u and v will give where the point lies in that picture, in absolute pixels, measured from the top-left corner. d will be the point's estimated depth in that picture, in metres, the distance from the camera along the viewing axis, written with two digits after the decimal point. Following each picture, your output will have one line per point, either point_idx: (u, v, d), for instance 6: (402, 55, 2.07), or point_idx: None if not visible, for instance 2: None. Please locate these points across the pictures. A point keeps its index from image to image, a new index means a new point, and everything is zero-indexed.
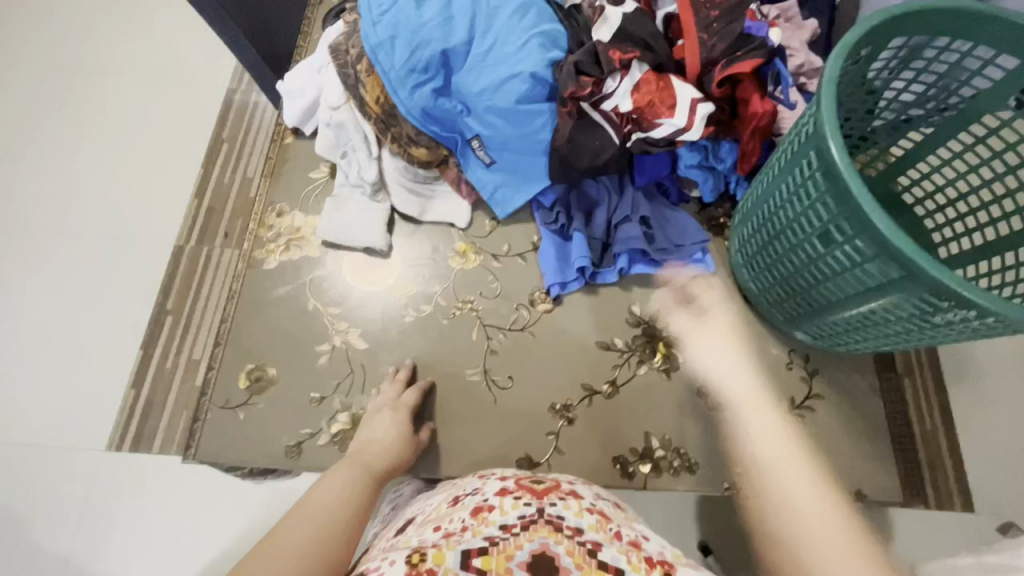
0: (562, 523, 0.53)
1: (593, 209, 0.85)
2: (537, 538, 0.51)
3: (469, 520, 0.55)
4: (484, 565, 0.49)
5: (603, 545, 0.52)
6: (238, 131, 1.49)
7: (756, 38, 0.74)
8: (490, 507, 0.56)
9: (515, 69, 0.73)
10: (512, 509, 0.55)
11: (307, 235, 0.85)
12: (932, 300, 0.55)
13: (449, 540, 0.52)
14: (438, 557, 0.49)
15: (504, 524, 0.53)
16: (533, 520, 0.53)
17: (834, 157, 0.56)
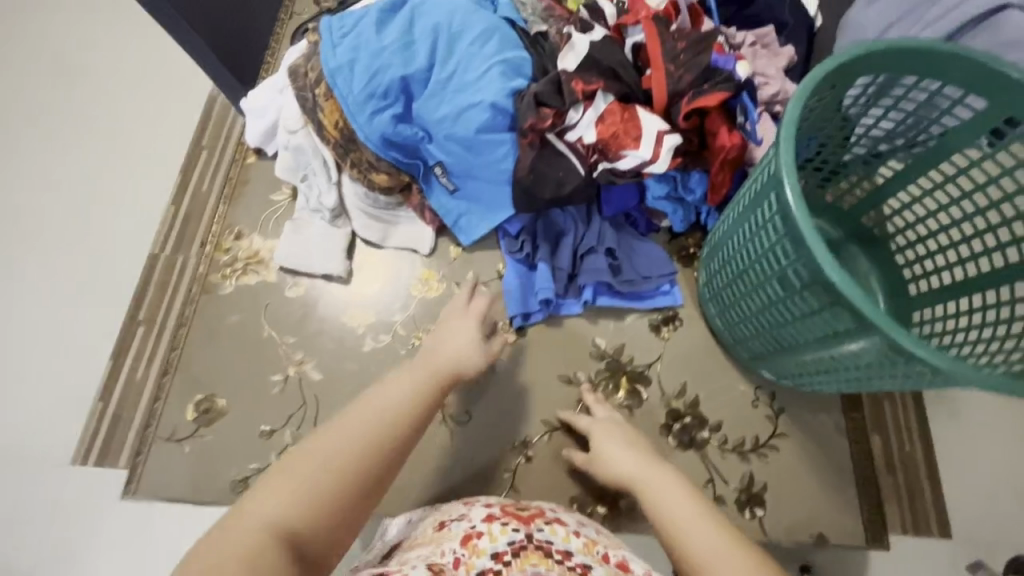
0: (552, 548, 0.51)
1: (560, 239, 0.83)
2: (529, 567, 0.48)
3: (461, 550, 0.51)
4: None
5: (593, 568, 0.50)
6: None
7: (722, 71, 0.73)
8: (478, 533, 0.52)
9: (475, 98, 0.71)
10: (501, 535, 0.51)
11: (264, 259, 0.83)
12: (886, 353, 0.54)
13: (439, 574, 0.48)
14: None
15: (495, 552, 0.50)
16: (522, 546, 0.51)
17: (790, 204, 0.55)
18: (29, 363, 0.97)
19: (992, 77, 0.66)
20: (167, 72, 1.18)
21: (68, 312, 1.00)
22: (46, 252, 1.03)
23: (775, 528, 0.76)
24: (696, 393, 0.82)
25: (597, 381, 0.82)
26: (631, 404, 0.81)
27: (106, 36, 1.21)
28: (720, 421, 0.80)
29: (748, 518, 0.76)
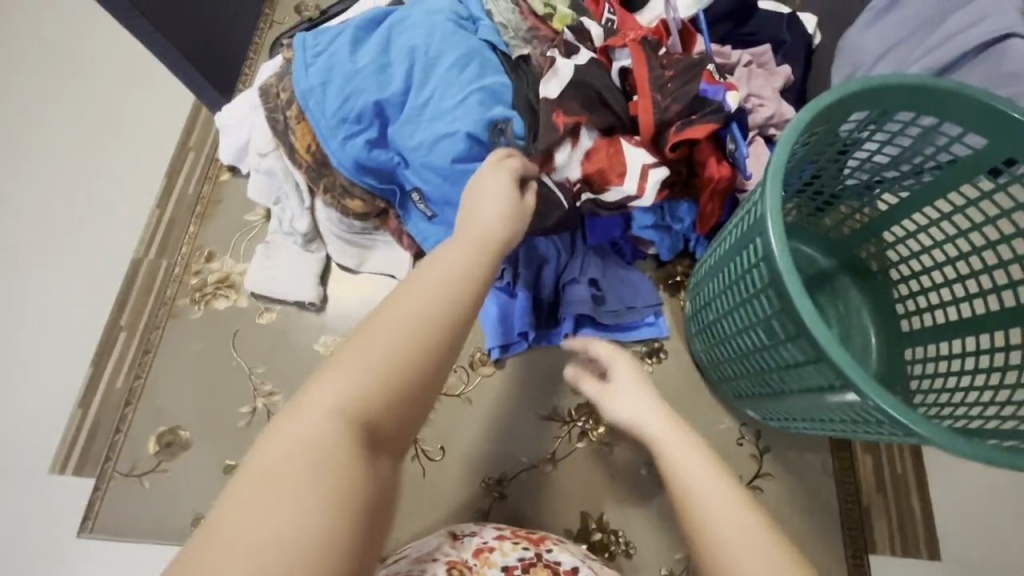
0: (559, 568, 0.55)
1: (540, 268, 0.80)
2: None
3: (473, 559, 0.55)
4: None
5: None
6: None
7: (712, 102, 0.69)
8: (490, 548, 0.56)
9: (452, 126, 0.68)
10: (511, 550, 0.56)
11: (235, 283, 0.80)
12: (870, 413, 0.52)
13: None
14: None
15: (506, 566, 0.54)
16: (532, 563, 0.55)
17: (774, 253, 0.52)
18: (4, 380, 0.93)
19: (989, 116, 0.63)
20: (149, 74, 1.13)
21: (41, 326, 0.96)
22: (23, 260, 1.00)
23: None
24: None
25: (577, 417, 0.80)
26: (611, 442, 0.78)
27: (85, 33, 1.16)
28: None
29: None
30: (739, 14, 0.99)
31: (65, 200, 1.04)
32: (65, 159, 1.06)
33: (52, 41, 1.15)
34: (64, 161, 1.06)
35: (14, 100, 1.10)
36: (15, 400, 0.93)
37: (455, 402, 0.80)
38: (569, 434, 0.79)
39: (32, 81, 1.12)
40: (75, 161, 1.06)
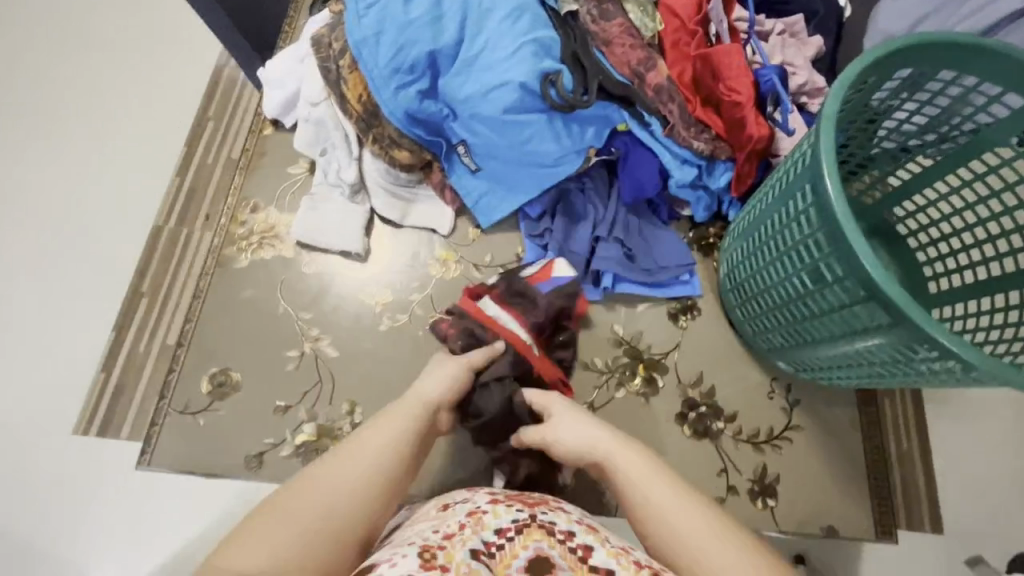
0: (555, 529, 0.49)
1: (578, 221, 0.82)
2: (532, 544, 0.49)
3: (466, 519, 0.50)
4: (486, 569, 0.47)
5: (594, 548, 0.48)
6: None
7: (765, 82, 0.78)
8: (483, 510, 0.51)
9: (504, 77, 0.70)
10: (504, 513, 0.50)
11: (280, 233, 0.81)
12: (916, 345, 0.55)
13: (451, 540, 0.48)
14: (446, 555, 0.46)
15: (498, 528, 0.50)
16: (526, 523, 0.49)
17: (828, 196, 0.54)
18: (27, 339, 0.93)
19: None
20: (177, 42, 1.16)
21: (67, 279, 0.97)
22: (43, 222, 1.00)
23: (786, 518, 0.77)
24: (712, 383, 0.82)
25: (614, 368, 0.81)
26: (647, 392, 0.80)
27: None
28: (734, 412, 0.80)
29: (760, 508, 0.77)
30: None
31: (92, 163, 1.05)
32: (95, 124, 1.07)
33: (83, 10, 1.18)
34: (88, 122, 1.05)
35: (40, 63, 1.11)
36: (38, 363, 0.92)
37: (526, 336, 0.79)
38: (606, 384, 0.81)
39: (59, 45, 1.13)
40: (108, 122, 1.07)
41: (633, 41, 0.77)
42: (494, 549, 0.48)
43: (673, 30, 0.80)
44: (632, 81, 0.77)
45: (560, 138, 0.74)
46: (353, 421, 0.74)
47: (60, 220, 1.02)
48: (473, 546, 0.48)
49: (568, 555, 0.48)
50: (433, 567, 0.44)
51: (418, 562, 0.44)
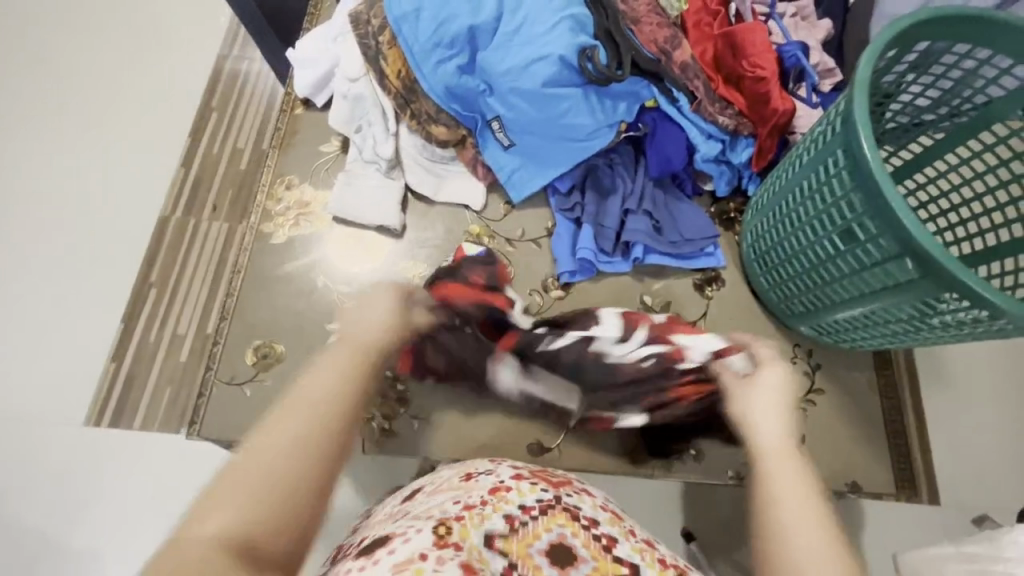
0: (578, 512, 0.55)
1: (607, 196, 0.85)
2: (555, 527, 0.52)
3: (489, 495, 0.55)
4: (505, 547, 0.51)
5: (618, 540, 0.53)
6: (259, 137, 1.57)
7: (784, 60, 0.83)
8: (508, 488, 0.56)
9: (543, 51, 0.73)
10: (529, 493, 0.55)
11: (316, 210, 0.83)
12: (945, 295, 0.59)
13: (472, 514, 0.52)
14: (463, 532, 0.50)
15: (523, 506, 0.54)
16: (550, 505, 0.55)
17: (865, 155, 0.58)
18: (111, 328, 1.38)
19: None
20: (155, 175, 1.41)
21: (162, 302, 1.42)
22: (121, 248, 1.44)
23: None
24: None
25: None
26: None
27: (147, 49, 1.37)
28: None
29: None
30: None
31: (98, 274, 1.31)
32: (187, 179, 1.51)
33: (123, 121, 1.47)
34: (175, 178, 1.51)
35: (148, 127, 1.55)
36: (93, 340, 1.36)
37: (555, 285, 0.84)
38: None
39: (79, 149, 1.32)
40: (188, 185, 1.51)
41: (660, 19, 0.80)
42: (517, 525, 0.52)
43: (695, 10, 0.84)
44: (660, 57, 0.79)
45: (595, 112, 0.76)
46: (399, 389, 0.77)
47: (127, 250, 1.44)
48: (496, 523, 0.52)
49: (591, 542, 0.52)
50: (447, 545, 0.48)
51: (432, 539, 0.48)
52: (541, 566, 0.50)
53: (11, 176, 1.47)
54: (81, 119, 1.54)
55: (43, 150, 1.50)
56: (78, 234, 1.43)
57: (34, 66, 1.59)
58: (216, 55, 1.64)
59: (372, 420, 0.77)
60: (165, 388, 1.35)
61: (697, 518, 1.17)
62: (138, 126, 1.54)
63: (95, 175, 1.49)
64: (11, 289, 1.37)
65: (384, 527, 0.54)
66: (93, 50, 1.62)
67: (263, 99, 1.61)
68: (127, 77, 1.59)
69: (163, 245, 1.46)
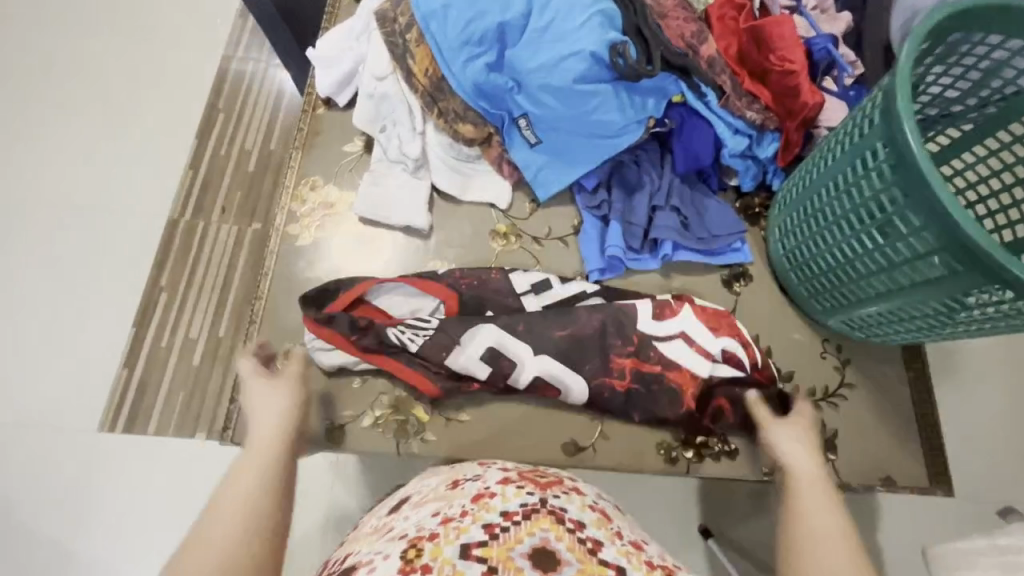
0: (564, 514, 0.54)
1: (634, 193, 0.84)
2: (538, 531, 0.51)
3: (470, 505, 0.55)
4: (484, 553, 0.49)
5: (604, 543, 0.52)
6: (267, 137, 1.56)
7: (814, 53, 0.83)
8: (491, 493, 0.56)
9: (575, 48, 0.73)
10: (514, 496, 0.55)
11: (341, 211, 0.82)
12: (988, 288, 0.59)
13: (448, 529, 0.52)
14: (434, 550, 0.49)
15: (505, 510, 0.53)
16: (535, 509, 0.54)
17: (910, 147, 0.57)
18: (121, 333, 1.36)
19: None
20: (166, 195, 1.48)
21: (172, 306, 1.40)
22: (131, 252, 1.42)
23: (846, 471, 0.80)
24: (769, 344, 0.85)
25: None
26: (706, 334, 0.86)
27: None
28: (791, 371, 0.84)
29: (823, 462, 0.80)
30: None
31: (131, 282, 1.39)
32: (196, 181, 1.50)
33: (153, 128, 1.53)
34: (184, 179, 1.50)
35: (156, 128, 1.53)
36: (104, 346, 1.34)
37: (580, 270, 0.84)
38: None
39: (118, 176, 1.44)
40: (197, 187, 1.49)
41: (686, 14, 0.80)
42: (497, 531, 0.51)
43: (719, 5, 0.84)
44: (687, 52, 0.79)
45: (624, 108, 0.75)
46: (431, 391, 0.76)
47: (138, 252, 1.43)
48: (475, 533, 0.51)
49: (576, 545, 0.51)
50: (412, 570, 0.48)
51: (399, 564, 0.49)
52: (523, 567, 0.48)
53: (17, 180, 1.45)
54: (88, 123, 1.52)
55: (50, 154, 1.48)
56: (86, 238, 1.42)
57: (37, 68, 1.57)
58: (222, 56, 1.62)
59: (406, 421, 0.75)
60: (179, 394, 1.33)
61: (717, 515, 1.17)
62: (144, 129, 1.53)
63: (101, 178, 1.47)
64: (20, 293, 1.36)
65: (368, 544, 0.56)
66: (98, 53, 1.60)
67: (270, 99, 1.60)
68: (133, 79, 1.58)
69: (172, 248, 1.44)
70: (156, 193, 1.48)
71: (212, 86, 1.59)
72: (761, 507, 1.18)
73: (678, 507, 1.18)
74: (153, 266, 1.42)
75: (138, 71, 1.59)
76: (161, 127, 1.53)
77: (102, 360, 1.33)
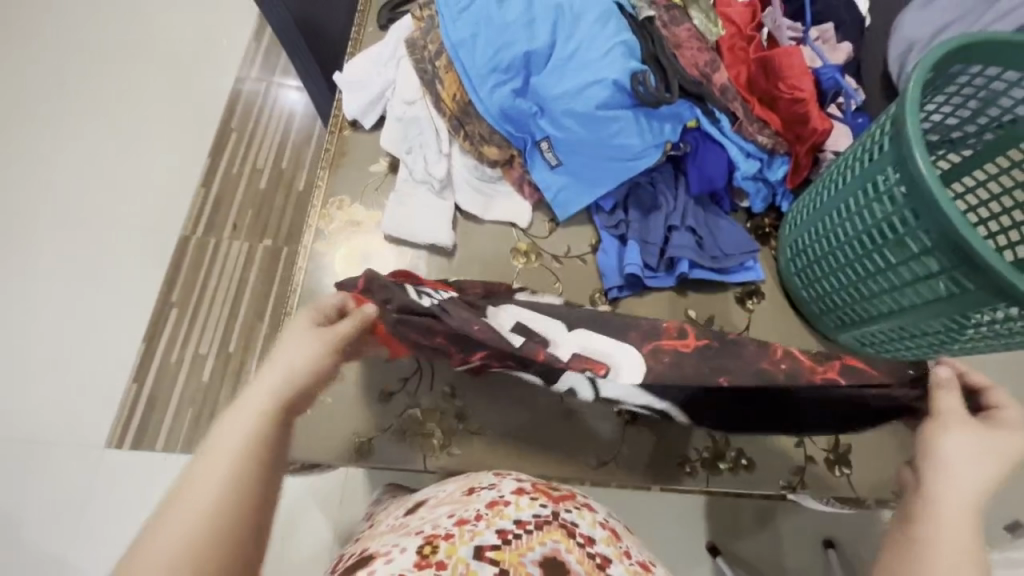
0: (575, 529, 0.56)
1: (650, 213, 0.87)
2: (549, 542, 0.53)
3: (484, 509, 0.56)
4: (498, 556, 0.51)
5: (611, 560, 0.55)
6: (278, 155, 1.58)
7: (821, 81, 0.87)
8: (505, 501, 0.57)
9: (598, 75, 0.76)
10: (526, 506, 0.56)
11: (368, 228, 0.84)
12: (999, 306, 0.61)
13: (462, 530, 0.54)
14: (450, 548, 0.52)
15: (519, 519, 0.55)
16: (547, 521, 0.55)
17: (921, 172, 0.60)
18: (132, 348, 1.36)
19: None
20: (179, 212, 1.50)
21: (182, 321, 1.40)
22: (144, 268, 1.44)
23: (862, 485, 0.81)
24: None
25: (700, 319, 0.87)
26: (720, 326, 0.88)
27: None
28: None
29: (837, 476, 0.81)
30: None
31: (143, 299, 1.41)
32: (210, 198, 1.52)
33: (166, 147, 1.56)
34: (197, 197, 1.52)
35: (170, 147, 1.56)
36: (114, 361, 1.34)
37: (598, 290, 0.86)
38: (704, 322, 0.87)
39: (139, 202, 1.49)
40: (210, 204, 1.51)
41: (700, 44, 0.84)
42: (510, 537, 0.53)
43: (730, 36, 0.87)
44: (701, 80, 0.83)
45: (644, 133, 0.78)
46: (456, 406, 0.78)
47: (151, 267, 1.44)
48: (489, 537, 0.53)
49: (586, 559, 0.54)
50: (429, 565, 0.50)
51: (415, 559, 0.51)
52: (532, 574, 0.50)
53: (29, 199, 1.47)
54: (103, 141, 1.55)
55: (63, 172, 1.50)
56: (99, 255, 1.43)
57: (52, 89, 1.60)
58: (234, 77, 1.66)
59: (431, 435, 0.77)
60: (188, 410, 1.32)
61: (726, 533, 1.18)
62: (158, 148, 1.55)
63: (116, 195, 1.49)
64: (32, 308, 1.36)
65: (382, 539, 0.59)
66: (112, 74, 1.63)
67: (282, 118, 1.62)
68: (149, 98, 1.61)
69: (184, 264, 1.45)
70: (170, 209, 1.50)
71: (226, 106, 1.62)
72: (769, 519, 1.19)
73: (689, 525, 1.18)
74: (165, 282, 1.43)
75: (154, 91, 1.62)
76: (175, 144, 1.56)
77: (112, 376, 1.33)
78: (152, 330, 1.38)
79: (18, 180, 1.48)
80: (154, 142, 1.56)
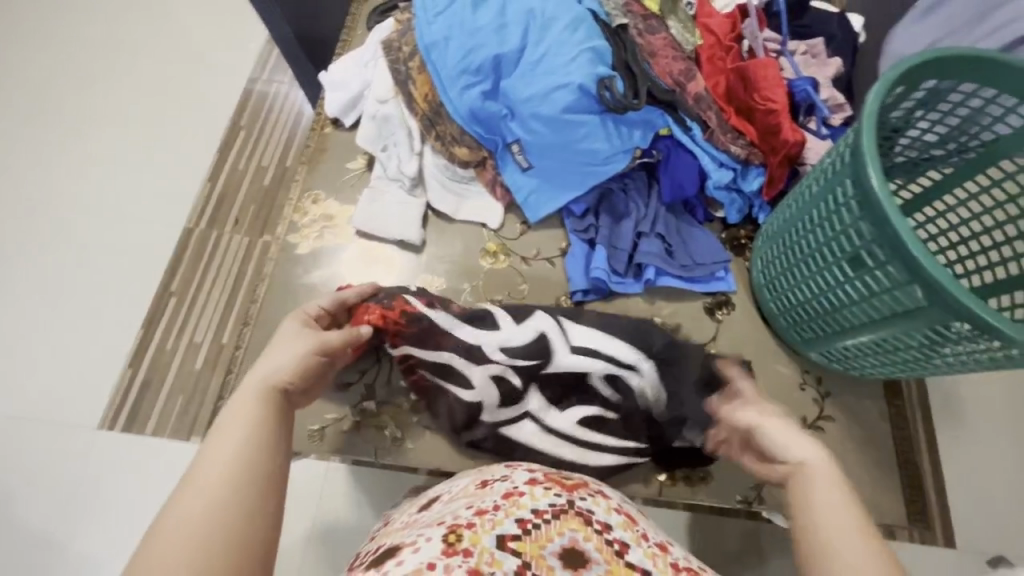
0: (592, 517, 0.55)
1: (621, 219, 0.87)
2: (567, 532, 0.53)
3: (501, 500, 0.55)
4: (519, 547, 0.51)
5: (630, 545, 0.54)
6: (283, 154, 1.63)
7: (795, 95, 0.87)
8: (520, 491, 0.56)
9: (566, 79, 0.77)
10: (543, 496, 0.56)
11: (341, 223, 0.86)
12: (954, 323, 0.60)
13: (483, 520, 0.53)
14: (473, 537, 0.50)
15: (536, 508, 0.54)
16: (563, 509, 0.55)
17: (872, 185, 0.60)
18: (128, 333, 1.40)
19: None
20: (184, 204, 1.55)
21: (178, 310, 1.44)
22: (146, 257, 1.48)
23: None
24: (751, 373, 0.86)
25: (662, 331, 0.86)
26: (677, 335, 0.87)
27: None
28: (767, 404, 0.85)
29: None
30: (795, 9, 1.07)
31: (143, 287, 1.45)
32: (213, 193, 1.56)
33: (175, 142, 1.61)
34: (201, 190, 1.56)
35: (180, 142, 1.61)
36: (110, 346, 1.38)
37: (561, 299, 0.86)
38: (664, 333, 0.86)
39: (148, 194, 1.54)
40: (213, 198, 1.56)
41: (675, 53, 0.85)
42: (530, 527, 0.53)
43: (709, 46, 0.88)
44: (674, 89, 0.84)
45: (611, 138, 0.79)
46: (411, 399, 0.81)
47: (152, 257, 1.49)
48: (509, 527, 0.52)
49: (605, 546, 0.53)
50: (455, 552, 0.49)
51: (441, 547, 0.50)
52: (554, 568, 0.50)
53: (43, 186, 1.53)
54: (117, 135, 1.61)
55: (77, 163, 1.56)
56: (105, 243, 1.48)
57: (74, 83, 1.67)
58: (246, 78, 1.71)
59: (384, 427, 0.80)
60: (177, 396, 1.35)
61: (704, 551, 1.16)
62: (169, 143, 1.61)
63: (125, 186, 1.55)
64: (37, 292, 1.42)
65: (398, 535, 0.57)
66: (130, 71, 1.70)
67: (289, 119, 1.67)
68: (163, 95, 1.67)
69: (185, 255, 1.49)
70: (174, 202, 1.54)
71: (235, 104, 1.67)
72: (755, 544, 1.15)
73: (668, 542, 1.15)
74: (165, 271, 1.47)
75: (168, 88, 1.68)
76: (185, 139, 1.62)
77: (108, 359, 1.37)
78: (149, 317, 1.42)
79: (35, 168, 1.55)
80: (165, 137, 1.61)
